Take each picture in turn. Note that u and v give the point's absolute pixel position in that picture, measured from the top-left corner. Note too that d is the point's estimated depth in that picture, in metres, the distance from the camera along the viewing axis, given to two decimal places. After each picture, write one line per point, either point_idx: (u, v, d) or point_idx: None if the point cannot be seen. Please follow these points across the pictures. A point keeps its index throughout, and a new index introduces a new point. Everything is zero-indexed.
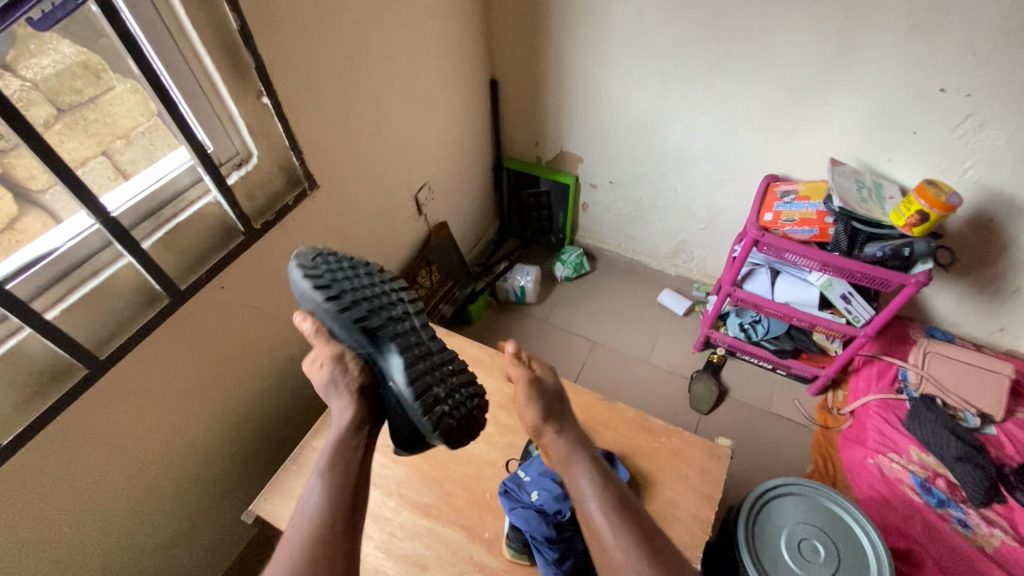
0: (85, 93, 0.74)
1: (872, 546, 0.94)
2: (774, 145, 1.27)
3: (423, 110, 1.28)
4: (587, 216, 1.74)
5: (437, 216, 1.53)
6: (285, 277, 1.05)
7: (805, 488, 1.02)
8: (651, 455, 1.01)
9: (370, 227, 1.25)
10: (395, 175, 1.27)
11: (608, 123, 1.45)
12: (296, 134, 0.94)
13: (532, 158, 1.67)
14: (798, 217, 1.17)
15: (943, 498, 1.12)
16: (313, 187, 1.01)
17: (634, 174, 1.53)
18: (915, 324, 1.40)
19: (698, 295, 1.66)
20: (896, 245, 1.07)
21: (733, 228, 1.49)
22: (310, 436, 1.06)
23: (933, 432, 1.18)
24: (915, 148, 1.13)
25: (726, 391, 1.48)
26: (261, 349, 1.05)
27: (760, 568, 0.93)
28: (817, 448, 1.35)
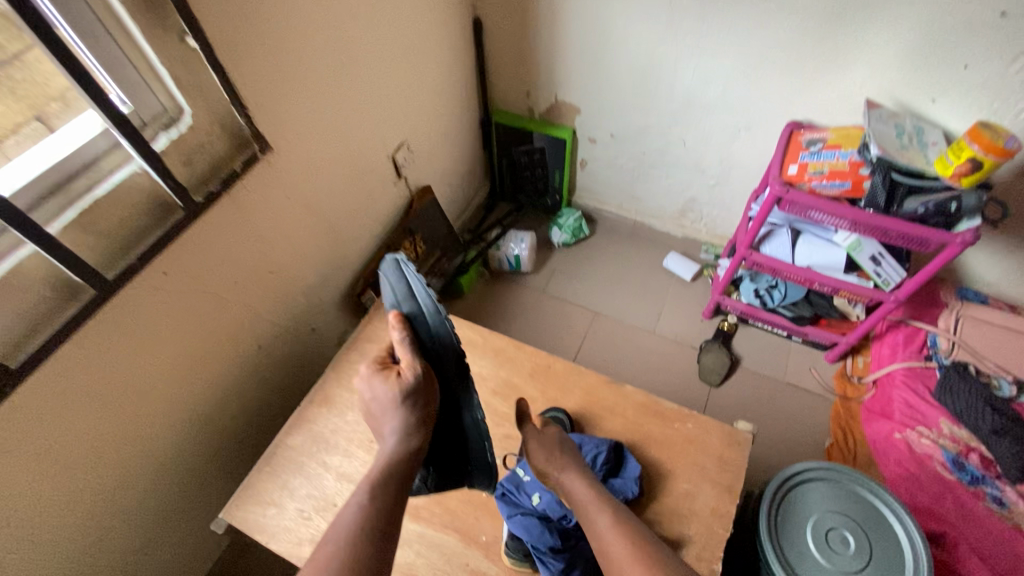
0: (5, 49, 0.58)
1: (906, 534, 0.85)
2: (798, 88, 1.12)
3: (396, 56, 1.11)
4: (585, 175, 1.58)
5: (419, 179, 1.37)
6: (244, 256, 0.91)
7: (832, 473, 0.92)
8: (663, 443, 0.91)
9: (341, 195, 1.10)
10: (366, 134, 1.11)
11: (609, 67, 1.28)
12: (236, 84, 0.78)
13: (523, 111, 1.50)
14: (826, 169, 1.02)
15: (977, 475, 1.04)
16: (265, 150, 0.86)
17: (637, 126, 1.37)
18: (945, 285, 1.28)
19: (707, 258, 1.54)
20: (941, 200, 0.94)
21: (746, 183, 1.35)
22: (285, 433, 0.95)
23: (968, 404, 1.09)
24: (964, 86, 0.98)
25: (738, 362, 1.38)
26: (224, 340, 0.93)
27: (785, 563, 0.85)
28: (836, 421, 1.25)
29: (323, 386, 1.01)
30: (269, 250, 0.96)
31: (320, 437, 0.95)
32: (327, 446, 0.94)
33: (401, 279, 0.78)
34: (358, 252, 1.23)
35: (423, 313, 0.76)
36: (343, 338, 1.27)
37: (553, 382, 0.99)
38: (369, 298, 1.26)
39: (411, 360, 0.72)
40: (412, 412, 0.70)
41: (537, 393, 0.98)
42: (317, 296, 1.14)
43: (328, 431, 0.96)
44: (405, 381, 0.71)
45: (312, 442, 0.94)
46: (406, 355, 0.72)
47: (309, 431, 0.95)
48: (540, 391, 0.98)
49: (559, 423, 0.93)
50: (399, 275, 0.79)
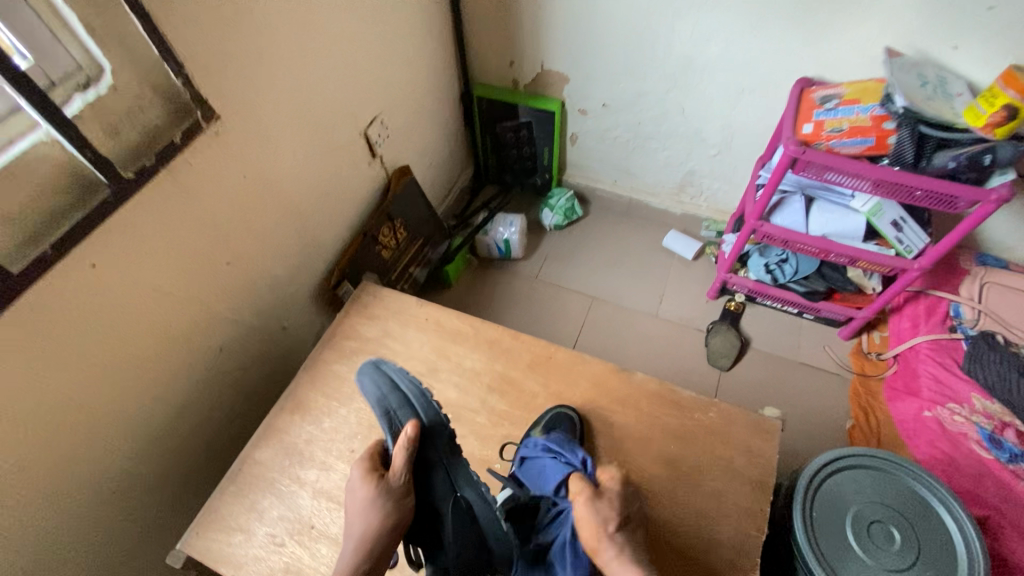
0: None
1: (958, 526, 0.77)
2: (808, 40, 1.02)
3: (362, 17, 0.99)
4: (575, 151, 1.48)
5: (396, 160, 1.25)
6: (194, 245, 0.78)
7: (872, 460, 0.83)
8: (683, 436, 0.81)
9: (307, 175, 0.98)
10: (332, 106, 0.99)
11: (599, 28, 1.17)
12: (169, 36, 0.65)
13: (507, 83, 1.39)
14: (846, 124, 0.92)
15: (1017, 452, 0.96)
16: (212, 118, 0.73)
17: (631, 94, 1.27)
18: (965, 251, 1.20)
19: (708, 235, 1.44)
20: (974, 152, 0.85)
21: (750, 151, 1.25)
22: (253, 446, 0.83)
23: (1000, 376, 1.02)
24: (993, 27, 0.89)
25: (747, 343, 1.29)
26: (176, 342, 0.81)
27: (825, 563, 0.75)
28: (856, 401, 1.17)
29: (296, 390, 0.89)
30: (225, 238, 0.84)
31: (293, 449, 0.83)
32: (301, 459, 0.82)
33: (378, 380, 0.76)
34: (330, 241, 1.11)
35: (409, 408, 0.74)
36: (319, 336, 1.15)
37: (555, 374, 0.89)
38: (345, 291, 1.14)
39: (400, 461, 0.66)
40: (386, 520, 0.64)
41: (539, 387, 0.88)
42: (285, 290, 1.02)
43: (303, 441, 0.84)
44: (389, 485, 0.67)
45: (285, 455, 0.82)
46: (397, 460, 0.67)
47: (280, 443, 0.84)
48: (542, 384, 0.88)
49: (567, 420, 0.82)
50: (375, 378, 0.77)
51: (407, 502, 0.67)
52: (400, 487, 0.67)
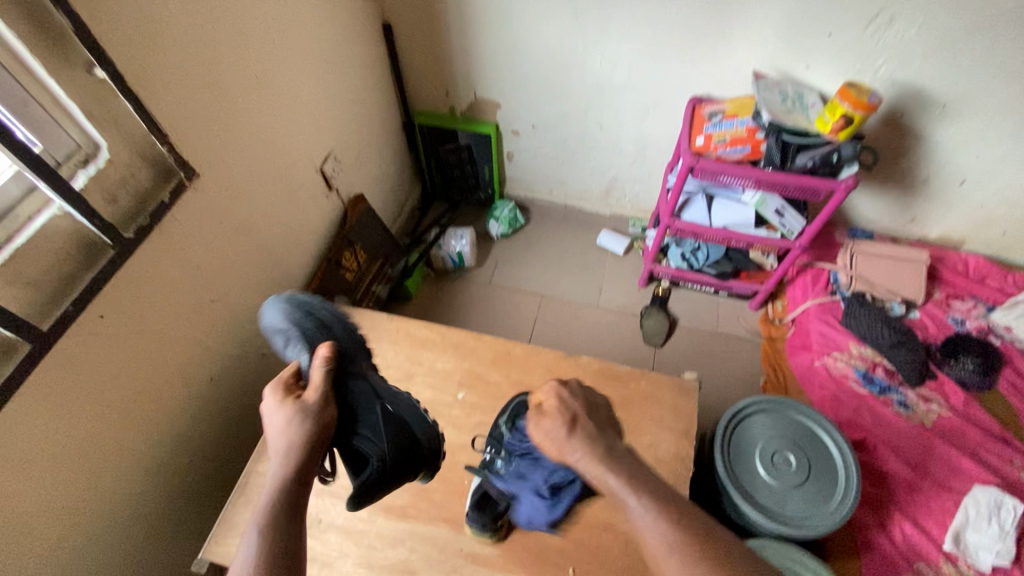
0: None
1: (836, 446, 0.99)
2: (694, 66, 1.22)
3: (311, 67, 1.10)
4: (513, 165, 1.64)
5: (350, 189, 1.37)
6: (183, 288, 0.88)
7: (770, 404, 1.04)
8: (623, 404, 0.98)
9: (274, 213, 1.08)
10: (291, 149, 1.10)
11: (522, 59, 1.33)
12: (151, 111, 0.75)
13: (445, 110, 1.53)
14: (728, 136, 1.13)
15: (884, 385, 1.20)
16: (192, 176, 0.84)
17: (556, 114, 1.44)
18: (839, 227, 1.46)
19: (635, 232, 1.65)
20: (824, 152, 1.07)
21: (662, 157, 1.45)
22: (254, 460, 0.94)
23: (869, 326, 1.26)
24: (830, 52, 1.12)
25: (676, 322, 1.49)
26: (175, 375, 0.90)
27: (742, 490, 0.95)
28: (766, 360, 1.39)
29: None
30: (209, 277, 0.94)
31: None
32: None
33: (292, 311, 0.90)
34: (299, 270, 1.21)
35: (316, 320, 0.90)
36: None
37: (514, 366, 1.04)
38: None
39: (319, 376, 0.72)
40: (308, 429, 0.65)
41: (502, 379, 1.03)
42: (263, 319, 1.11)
43: None
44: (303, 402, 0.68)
45: None
46: (314, 375, 0.72)
47: None
48: (504, 376, 1.03)
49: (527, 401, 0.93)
50: (284, 312, 0.90)
51: (324, 412, 0.68)
52: (316, 402, 0.69)
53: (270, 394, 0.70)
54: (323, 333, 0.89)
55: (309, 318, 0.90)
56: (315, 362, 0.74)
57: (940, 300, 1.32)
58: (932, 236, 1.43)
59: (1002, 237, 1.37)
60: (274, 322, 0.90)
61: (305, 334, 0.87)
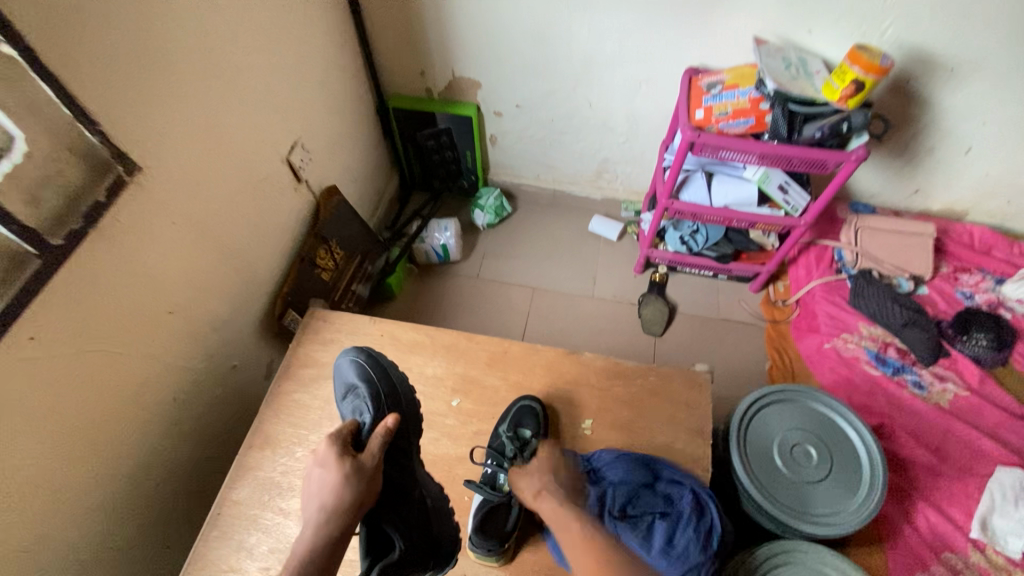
0: None
1: (859, 435, 0.93)
2: (689, 34, 1.14)
3: (268, 45, 0.99)
4: (496, 150, 1.54)
5: (322, 181, 1.25)
6: (131, 299, 0.77)
7: (787, 393, 0.97)
8: (631, 403, 0.91)
9: (236, 211, 0.97)
10: (251, 139, 0.98)
11: (502, 33, 1.23)
12: (76, 92, 0.64)
13: (421, 92, 1.42)
14: (730, 108, 1.05)
15: (898, 366, 1.15)
16: (133, 170, 0.73)
17: (541, 93, 1.35)
18: (840, 203, 1.40)
19: (628, 215, 1.57)
20: (834, 122, 0.99)
21: (654, 135, 1.37)
22: (227, 488, 0.84)
23: (878, 305, 1.20)
24: (834, 14, 1.04)
25: (675, 309, 1.42)
26: (130, 399, 0.79)
27: (762, 489, 0.88)
28: (771, 344, 1.33)
29: (261, 426, 0.90)
30: (164, 286, 0.83)
31: (271, 483, 0.85)
32: (280, 491, 0.84)
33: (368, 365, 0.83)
34: (269, 272, 1.11)
35: (387, 380, 0.81)
36: (270, 368, 1.15)
37: (512, 367, 0.96)
38: (292, 319, 1.14)
39: (378, 446, 0.64)
40: (351, 502, 0.59)
41: (499, 382, 0.94)
42: (231, 329, 1.01)
43: (278, 474, 0.86)
44: (358, 467, 0.62)
45: (263, 489, 0.84)
46: (375, 443, 0.65)
47: (255, 479, 0.85)
48: (501, 378, 0.94)
49: (529, 411, 0.88)
50: (357, 367, 0.82)
51: (375, 482, 0.63)
52: (368, 474, 0.62)
53: (322, 448, 0.64)
54: (392, 400, 0.79)
55: (386, 379, 0.82)
56: (378, 430, 0.65)
57: (947, 274, 1.27)
58: (935, 208, 1.38)
59: (1006, 207, 1.33)
60: (344, 371, 0.83)
61: (372, 394, 0.78)
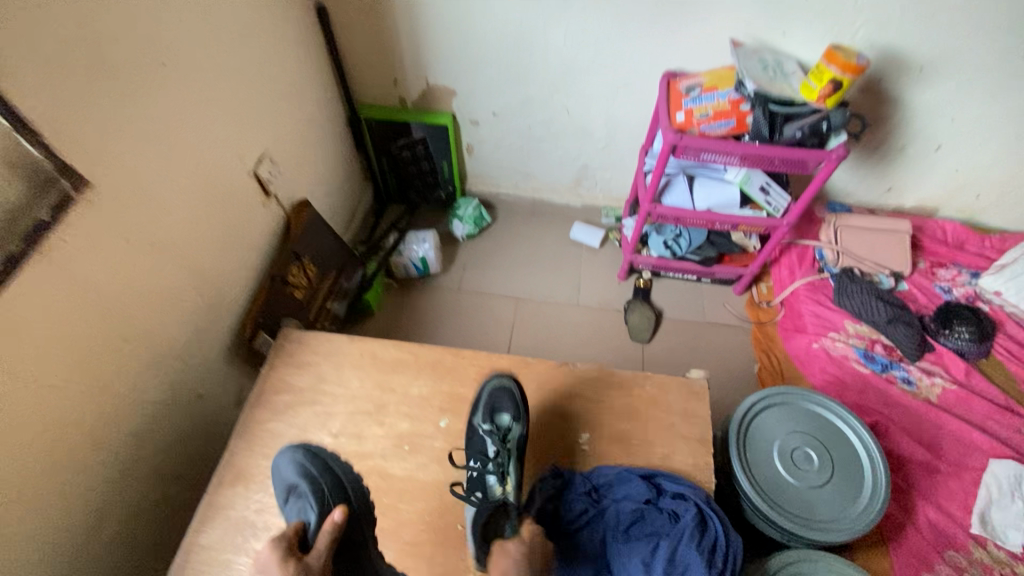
0: None
1: (857, 436, 0.92)
2: (665, 38, 1.13)
3: (231, 52, 0.93)
4: (473, 159, 1.50)
5: (292, 195, 1.19)
6: (79, 326, 0.69)
7: (783, 396, 0.95)
8: (628, 414, 0.87)
9: (199, 228, 0.91)
10: (214, 151, 0.92)
11: (477, 40, 1.20)
12: (13, 99, 0.57)
13: (394, 101, 1.38)
14: (711, 110, 1.04)
15: (886, 363, 1.15)
16: (81, 185, 0.67)
17: (517, 100, 1.32)
18: (818, 203, 1.41)
19: (609, 222, 1.55)
20: (813, 121, 0.99)
21: (634, 140, 1.36)
22: (195, 531, 0.77)
23: (863, 302, 1.21)
24: (807, 15, 1.05)
25: (661, 314, 1.40)
26: (80, 437, 0.72)
27: (766, 497, 0.86)
28: (759, 346, 1.32)
29: (231, 460, 0.83)
30: (119, 311, 0.76)
31: (243, 522, 0.78)
32: (254, 531, 0.77)
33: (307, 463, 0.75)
34: (237, 293, 1.04)
35: (334, 475, 0.75)
36: (241, 396, 1.07)
37: None
38: (263, 342, 1.07)
39: (325, 545, 0.61)
40: None
41: None
42: (196, 355, 0.93)
43: (251, 512, 0.78)
44: (308, 571, 0.59)
45: (234, 530, 0.77)
46: (322, 542, 0.61)
47: (226, 520, 0.78)
48: None
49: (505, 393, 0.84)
50: (298, 465, 0.75)
51: None
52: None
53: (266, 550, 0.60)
54: (337, 494, 0.73)
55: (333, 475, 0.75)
56: (325, 527, 0.62)
57: (925, 270, 1.29)
58: (909, 205, 1.40)
59: (977, 202, 1.36)
60: (284, 469, 0.75)
61: (315, 492, 0.71)
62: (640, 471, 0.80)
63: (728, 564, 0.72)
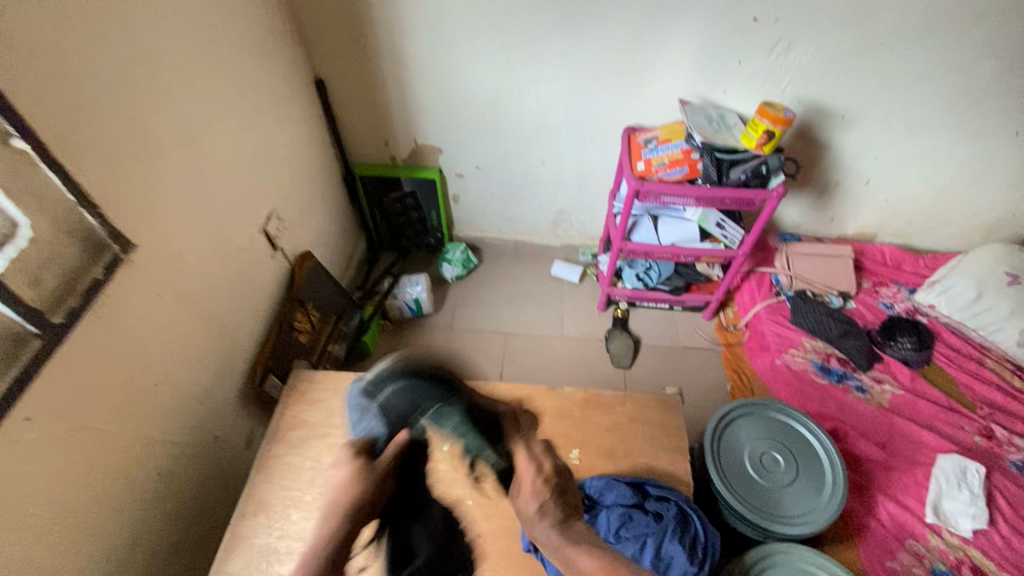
0: None
1: (817, 439, 1.02)
2: (624, 99, 1.30)
3: (245, 126, 1.06)
4: (458, 208, 1.64)
5: (296, 247, 1.30)
6: (121, 371, 0.78)
7: (749, 407, 1.06)
8: (612, 430, 0.97)
9: (218, 280, 1.01)
10: (231, 212, 1.04)
11: (459, 105, 1.36)
12: (78, 180, 0.68)
13: (385, 159, 1.52)
14: (667, 159, 1.20)
15: (841, 373, 1.28)
16: (128, 248, 0.76)
17: (497, 155, 1.47)
18: (771, 233, 1.57)
19: (586, 259, 1.68)
20: (754, 165, 1.16)
21: (603, 186, 1.51)
22: (222, 560, 0.83)
23: (816, 320, 1.35)
24: (742, 77, 1.23)
25: (639, 341, 1.52)
26: (119, 475, 0.79)
27: (739, 498, 0.96)
28: (729, 365, 1.44)
29: (253, 492, 0.90)
30: (152, 358, 0.85)
31: (267, 548, 0.84)
32: (278, 555, 0.83)
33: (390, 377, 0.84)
34: (250, 339, 1.13)
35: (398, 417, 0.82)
36: (252, 437, 1.14)
37: None
38: (272, 385, 1.15)
39: (392, 451, 0.74)
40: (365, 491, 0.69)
41: None
42: (214, 398, 1.01)
43: (274, 539, 0.85)
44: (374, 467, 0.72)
45: (259, 556, 0.84)
46: (388, 449, 0.74)
47: (251, 547, 0.84)
48: None
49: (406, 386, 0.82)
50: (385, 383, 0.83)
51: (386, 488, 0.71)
52: (383, 469, 0.72)
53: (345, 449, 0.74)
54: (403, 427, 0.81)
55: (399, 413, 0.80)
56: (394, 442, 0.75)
57: (870, 288, 1.45)
58: (851, 232, 1.57)
59: (908, 227, 1.53)
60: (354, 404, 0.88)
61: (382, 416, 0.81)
62: (626, 478, 0.90)
63: (707, 557, 0.80)
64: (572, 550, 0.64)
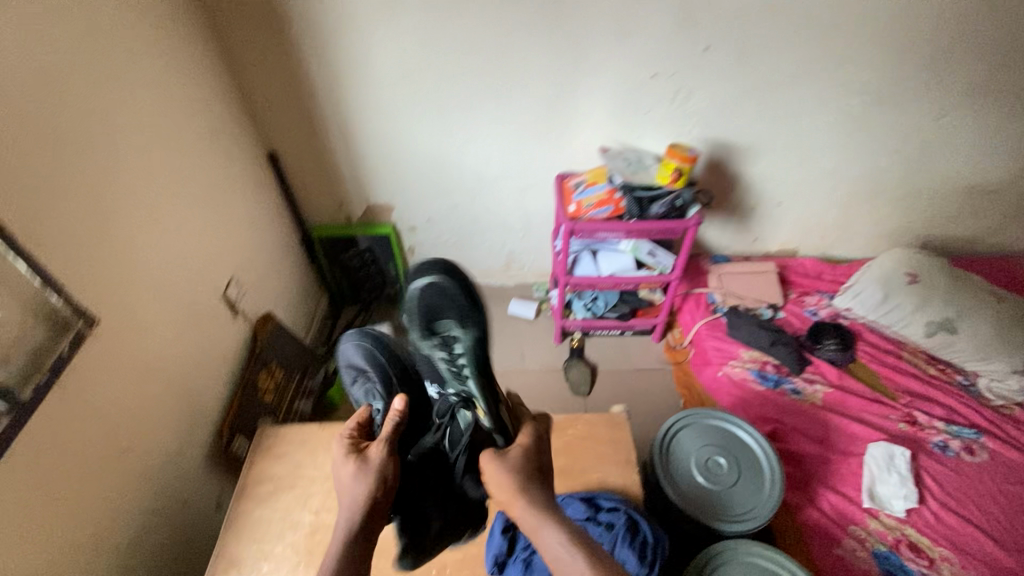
0: None
1: (753, 439, 1.11)
2: (554, 149, 1.44)
3: (202, 201, 1.14)
4: (414, 259, 1.73)
5: (257, 309, 1.36)
6: (86, 441, 0.82)
7: (691, 417, 1.15)
8: (566, 450, 1.04)
9: (182, 347, 1.06)
10: (191, 281, 1.10)
11: (405, 165, 1.48)
12: (42, 264, 0.74)
13: (341, 219, 1.61)
14: (594, 200, 1.34)
15: (777, 379, 1.39)
16: (91, 323, 0.81)
17: (446, 207, 1.59)
18: (704, 256, 1.71)
19: (540, 295, 1.78)
20: (670, 200, 1.30)
21: (547, 227, 1.64)
22: None
23: (748, 332, 1.47)
24: (654, 123, 1.39)
25: (595, 368, 1.61)
26: (86, 545, 0.81)
27: (688, 504, 1.03)
28: (680, 382, 1.54)
29: (222, 550, 0.92)
30: (119, 427, 0.89)
31: None
32: None
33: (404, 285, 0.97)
34: (215, 401, 1.17)
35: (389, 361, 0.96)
36: (221, 498, 1.17)
37: None
38: (239, 445, 1.18)
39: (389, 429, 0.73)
40: (373, 487, 0.68)
41: None
42: (181, 463, 1.04)
43: None
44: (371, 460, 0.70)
45: None
46: (386, 429, 0.73)
47: None
48: None
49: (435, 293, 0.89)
50: (423, 274, 0.88)
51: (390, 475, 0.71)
52: (380, 457, 0.71)
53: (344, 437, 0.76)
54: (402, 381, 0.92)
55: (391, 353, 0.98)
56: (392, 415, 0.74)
57: (796, 299, 1.58)
58: (775, 249, 1.72)
59: (823, 240, 1.70)
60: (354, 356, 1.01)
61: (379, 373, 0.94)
62: (580, 494, 0.96)
63: (658, 557, 0.87)
64: (544, 522, 0.67)
